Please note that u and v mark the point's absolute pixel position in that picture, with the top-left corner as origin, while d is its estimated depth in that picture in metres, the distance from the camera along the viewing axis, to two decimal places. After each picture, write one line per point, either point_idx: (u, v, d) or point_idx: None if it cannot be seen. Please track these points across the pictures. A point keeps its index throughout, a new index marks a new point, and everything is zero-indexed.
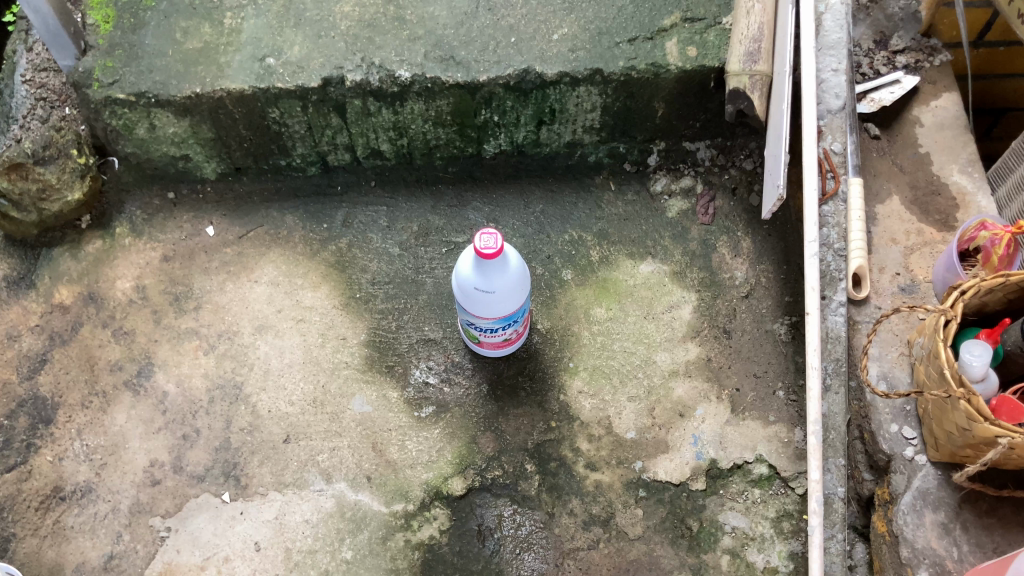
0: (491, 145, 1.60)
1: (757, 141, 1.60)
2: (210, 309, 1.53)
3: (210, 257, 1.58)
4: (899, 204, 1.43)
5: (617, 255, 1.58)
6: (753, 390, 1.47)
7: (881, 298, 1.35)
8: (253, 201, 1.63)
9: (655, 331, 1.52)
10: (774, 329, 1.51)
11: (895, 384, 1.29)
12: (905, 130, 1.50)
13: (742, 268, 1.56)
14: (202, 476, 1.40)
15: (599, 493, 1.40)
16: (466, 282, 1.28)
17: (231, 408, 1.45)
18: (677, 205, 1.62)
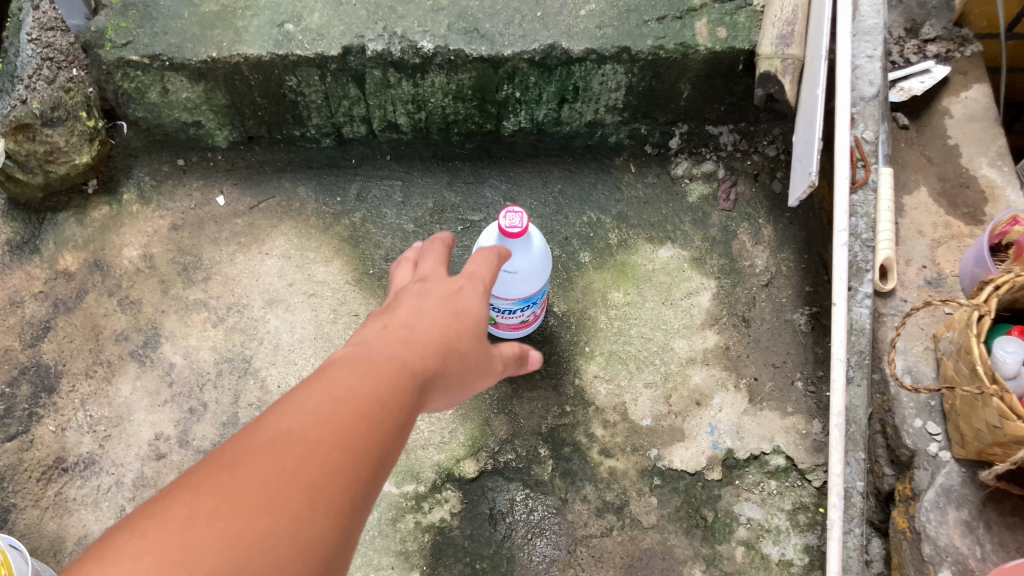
0: (511, 122, 1.56)
1: (781, 128, 1.57)
2: (220, 281, 1.50)
3: (220, 227, 1.54)
4: (926, 195, 1.40)
5: (636, 239, 1.55)
6: (772, 380, 1.44)
7: (906, 291, 1.33)
8: (265, 171, 1.59)
9: (673, 317, 1.49)
10: (794, 319, 1.48)
11: (919, 378, 1.27)
12: (934, 120, 1.47)
13: (763, 256, 1.53)
14: (208, 451, 1.37)
15: (614, 480, 1.38)
16: None
17: (239, 382, 1.42)
18: (699, 189, 1.59)
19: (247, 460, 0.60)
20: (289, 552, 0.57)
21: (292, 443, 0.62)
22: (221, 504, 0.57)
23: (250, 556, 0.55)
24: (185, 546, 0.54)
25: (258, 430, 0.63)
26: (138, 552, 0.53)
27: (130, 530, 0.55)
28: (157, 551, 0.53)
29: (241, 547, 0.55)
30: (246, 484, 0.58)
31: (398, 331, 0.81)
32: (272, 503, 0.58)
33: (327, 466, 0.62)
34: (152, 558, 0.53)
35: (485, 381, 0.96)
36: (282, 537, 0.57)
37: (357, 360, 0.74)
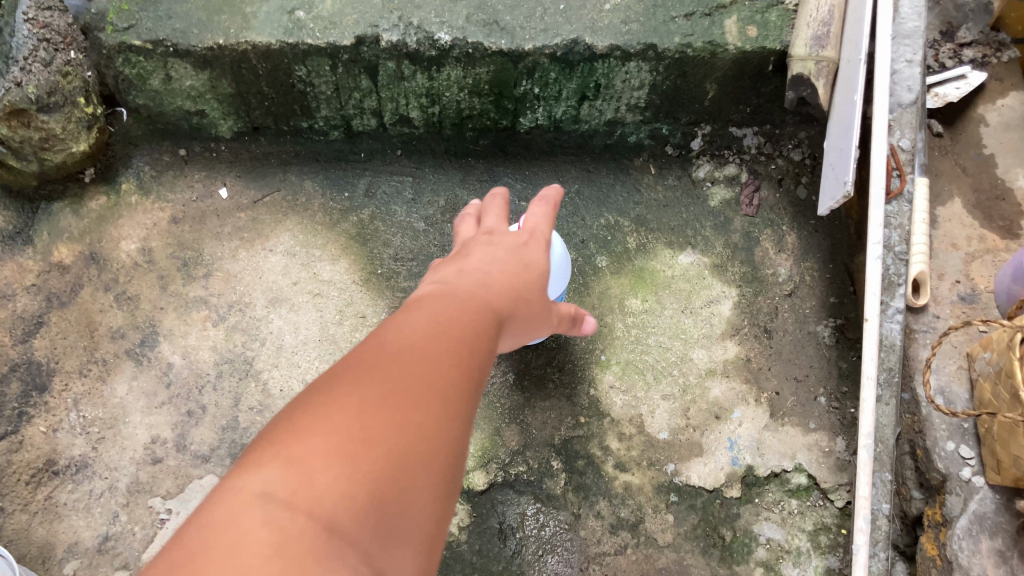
0: (527, 119, 1.49)
1: (806, 131, 1.51)
2: (221, 278, 1.43)
3: (222, 221, 1.48)
4: (960, 207, 1.35)
5: (655, 244, 1.49)
6: (794, 395, 1.39)
7: (939, 307, 1.28)
8: (271, 163, 1.53)
9: (693, 326, 1.43)
10: (817, 332, 1.43)
11: (952, 400, 1.22)
12: (970, 129, 1.42)
13: (786, 265, 1.47)
14: (207, 457, 1.32)
15: (629, 496, 1.33)
16: None
17: (241, 384, 1.36)
18: (721, 193, 1.53)
19: (375, 368, 0.66)
20: (424, 444, 0.63)
21: (407, 359, 0.69)
22: (366, 401, 0.63)
23: (400, 445, 0.61)
24: (346, 435, 0.59)
25: (375, 348, 0.70)
26: (306, 441, 0.59)
27: (288, 426, 0.61)
28: (324, 438, 0.59)
29: (388, 435, 0.61)
30: (380, 386, 0.65)
31: (474, 278, 0.89)
32: (406, 402, 0.64)
33: (439, 378, 0.69)
34: (321, 443, 0.58)
35: (541, 331, 1.05)
36: (418, 428, 0.63)
37: (444, 300, 0.82)
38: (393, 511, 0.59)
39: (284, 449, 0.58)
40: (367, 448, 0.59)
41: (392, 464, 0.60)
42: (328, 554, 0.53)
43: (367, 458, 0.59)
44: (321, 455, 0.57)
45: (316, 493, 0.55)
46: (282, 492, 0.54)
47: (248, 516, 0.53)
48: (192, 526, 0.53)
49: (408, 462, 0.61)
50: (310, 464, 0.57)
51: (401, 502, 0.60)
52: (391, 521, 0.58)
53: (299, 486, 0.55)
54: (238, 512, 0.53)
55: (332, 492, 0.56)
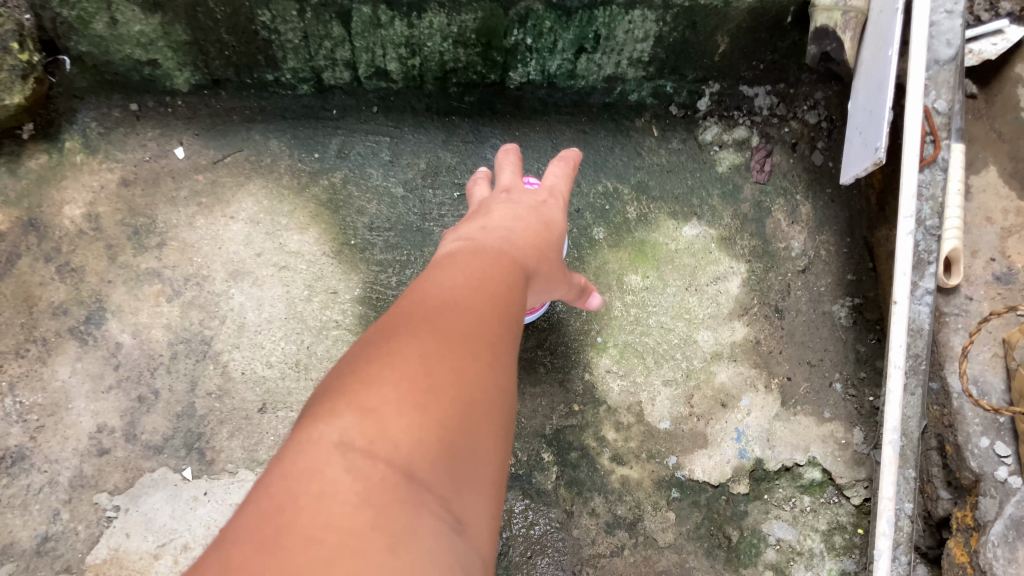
0: (518, 73, 1.35)
1: (823, 92, 1.38)
2: (176, 248, 1.29)
3: (178, 185, 1.33)
4: (995, 176, 1.22)
5: (657, 213, 1.36)
6: (807, 381, 1.27)
7: (972, 287, 1.16)
8: (232, 119, 1.37)
9: (698, 305, 1.31)
10: (833, 312, 1.31)
11: (986, 391, 1.10)
12: (1007, 90, 1.27)
13: (799, 238, 1.35)
14: (160, 447, 1.19)
15: (626, 492, 1.21)
16: None
17: (198, 366, 1.23)
18: (730, 158, 1.39)
19: (437, 318, 0.74)
20: (484, 390, 0.72)
21: (462, 312, 0.77)
22: (426, 357, 0.69)
23: (459, 397, 0.68)
24: (413, 388, 0.66)
25: (432, 296, 0.79)
26: (374, 396, 0.65)
27: (360, 376, 0.67)
28: (390, 395, 0.65)
29: (454, 381, 0.69)
30: (441, 337, 0.72)
31: (501, 227, 0.97)
32: (467, 351, 0.72)
33: (492, 325, 0.78)
34: (390, 399, 0.64)
35: (561, 291, 1.09)
36: (479, 378, 0.71)
37: (481, 252, 0.89)
38: (459, 456, 0.66)
39: (353, 406, 0.64)
40: (428, 406, 0.65)
41: (459, 411, 0.68)
42: (407, 497, 0.60)
43: (430, 411, 0.65)
44: (393, 407, 0.64)
45: (390, 444, 0.62)
46: (360, 443, 0.61)
47: (331, 467, 0.59)
48: (277, 479, 0.59)
49: (475, 405, 0.69)
50: (383, 416, 0.63)
51: (462, 449, 0.67)
52: (458, 465, 0.65)
53: (372, 443, 0.61)
54: (319, 472, 0.58)
55: (405, 441, 0.62)
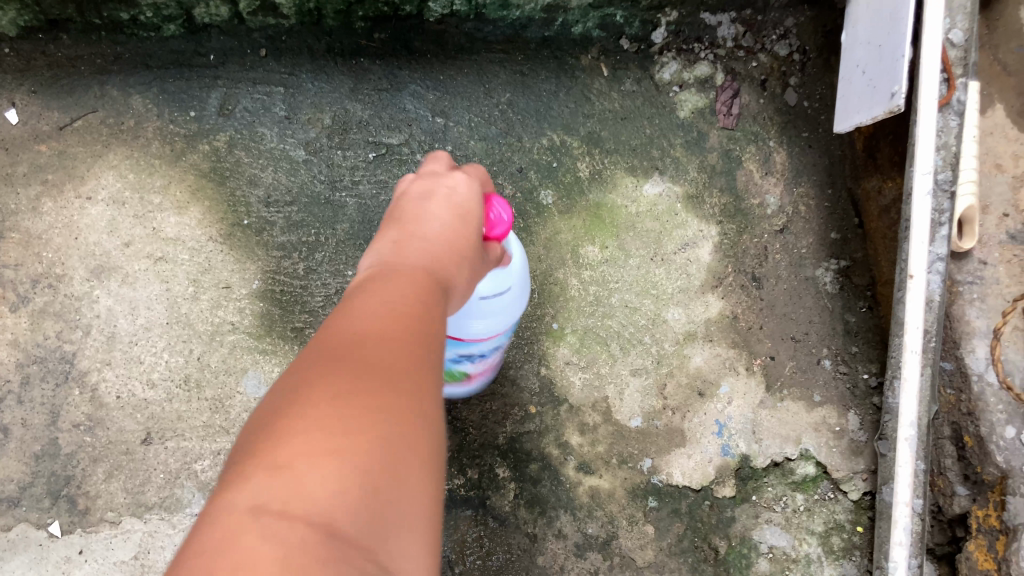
0: (440, 3, 1.08)
1: (794, 17, 1.17)
2: (19, 242, 1.02)
3: (14, 159, 1.05)
4: (1004, 116, 1.06)
5: (612, 170, 1.15)
6: (792, 360, 1.10)
7: (986, 250, 1.00)
8: (79, 71, 1.08)
9: (665, 278, 1.12)
10: (816, 277, 1.13)
11: (1009, 371, 0.95)
12: (1009, 12, 1.09)
13: (775, 192, 1.16)
14: (18, 498, 0.95)
15: (597, 507, 1.04)
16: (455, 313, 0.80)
17: (59, 393, 0.98)
18: (691, 101, 1.18)
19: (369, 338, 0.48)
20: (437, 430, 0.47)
21: (408, 327, 0.50)
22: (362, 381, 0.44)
23: (411, 436, 0.44)
24: (341, 418, 0.41)
25: (344, 316, 0.50)
26: (286, 436, 0.40)
27: (266, 417, 0.43)
28: (317, 435, 0.40)
29: (405, 411, 0.44)
30: (381, 360, 0.46)
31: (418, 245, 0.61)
32: (418, 377, 0.47)
33: (439, 348, 0.51)
34: (307, 438, 0.40)
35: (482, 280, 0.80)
36: (433, 412, 0.47)
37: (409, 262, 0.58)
38: (412, 499, 0.42)
39: (264, 456, 0.39)
40: (368, 451, 0.41)
41: (410, 438, 0.43)
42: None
43: (375, 455, 0.41)
44: (315, 449, 0.39)
45: (316, 501, 0.37)
46: (275, 505, 0.37)
47: (234, 548, 0.35)
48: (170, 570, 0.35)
49: (429, 450, 0.45)
50: (305, 464, 0.39)
51: (415, 507, 0.42)
52: (411, 528, 0.41)
53: (291, 500, 0.37)
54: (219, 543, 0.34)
55: (335, 492, 0.38)
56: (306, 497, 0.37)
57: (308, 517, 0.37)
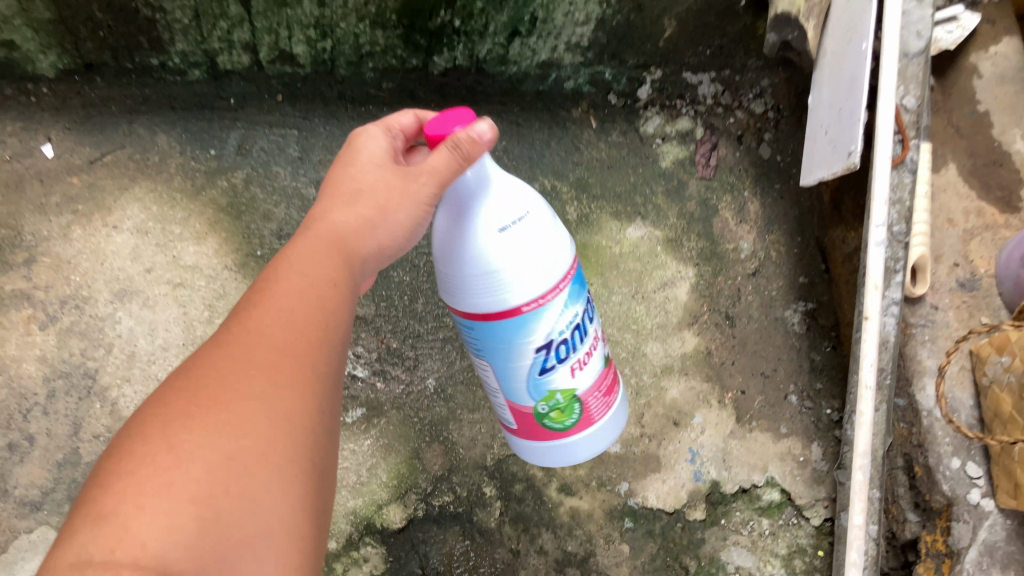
0: (443, 58, 1.17)
1: (769, 78, 1.24)
2: (50, 265, 1.11)
3: (47, 189, 1.15)
4: (955, 175, 1.17)
5: (598, 214, 1.25)
6: (761, 395, 1.19)
7: (937, 296, 1.09)
8: (110, 110, 1.18)
9: (645, 314, 1.21)
10: (786, 318, 1.22)
11: (955, 407, 1.04)
12: (961, 82, 1.21)
13: (749, 238, 1.25)
14: (38, 504, 1.01)
15: (576, 526, 1.12)
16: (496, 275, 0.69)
17: (80, 406, 1.05)
18: (672, 152, 1.29)
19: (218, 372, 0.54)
20: (291, 453, 0.53)
21: (261, 357, 0.55)
22: (201, 426, 0.50)
23: (246, 470, 0.50)
24: (168, 463, 0.47)
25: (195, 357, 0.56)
26: (114, 486, 0.46)
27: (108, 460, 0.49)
28: (145, 488, 0.46)
29: (236, 449, 0.50)
30: (222, 399, 0.52)
31: (305, 247, 0.66)
32: (263, 408, 0.53)
33: (303, 371, 0.57)
34: (131, 487, 0.46)
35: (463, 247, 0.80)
36: (281, 440, 0.52)
37: (294, 267, 0.63)
38: (249, 522, 0.48)
39: (93, 507, 0.45)
40: (199, 497, 0.47)
41: (240, 469, 0.49)
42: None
43: (207, 498, 0.47)
44: (133, 496, 0.45)
45: (138, 542, 0.43)
46: (100, 555, 0.42)
47: None
48: None
49: (274, 481, 0.51)
50: (133, 513, 0.44)
51: (251, 542, 0.48)
52: (252, 558, 0.48)
53: (118, 550, 0.43)
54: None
55: (155, 533, 0.44)
56: (133, 544, 0.43)
57: (133, 565, 0.42)
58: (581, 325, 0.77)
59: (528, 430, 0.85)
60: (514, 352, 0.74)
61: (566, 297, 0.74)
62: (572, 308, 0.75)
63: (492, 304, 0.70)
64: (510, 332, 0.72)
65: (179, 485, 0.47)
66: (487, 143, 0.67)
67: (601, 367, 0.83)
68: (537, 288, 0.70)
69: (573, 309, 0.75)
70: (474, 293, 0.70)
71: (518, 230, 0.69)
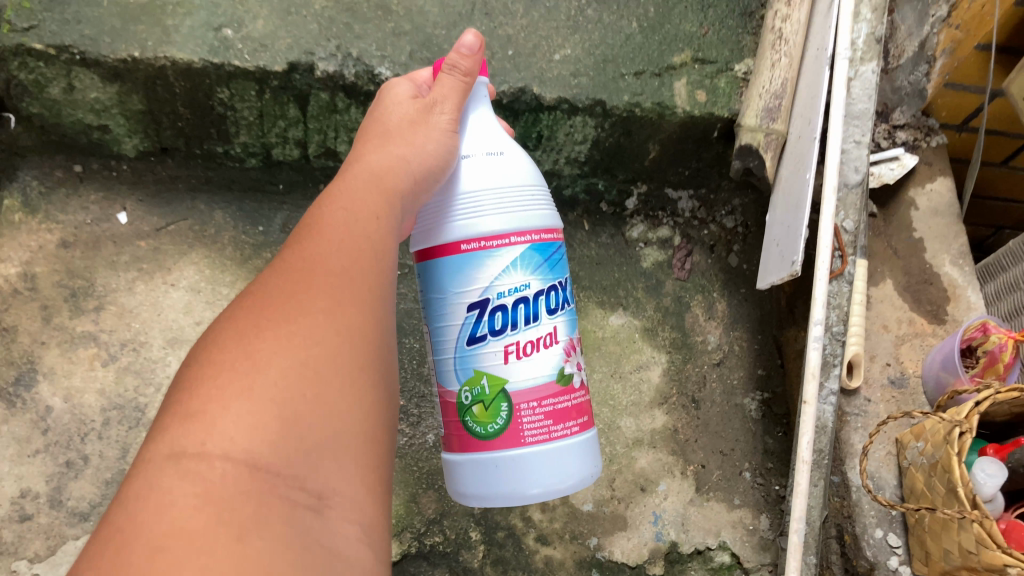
0: None
1: (740, 198, 1.45)
2: (114, 313, 1.30)
3: (118, 249, 1.34)
4: (892, 289, 1.36)
5: (586, 302, 1.44)
6: (719, 469, 1.36)
7: (870, 390, 1.28)
8: (177, 187, 1.38)
9: (622, 393, 1.39)
10: (744, 404, 1.40)
11: (880, 485, 1.21)
12: (901, 211, 1.42)
13: (715, 332, 1.44)
14: (86, 514, 1.19)
15: (549, 571, 1.27)
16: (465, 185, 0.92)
17: (130, 434, 1.24)
18: (653, 255, 1.49)
19: (280, 294, 0.70)
20: (346, 352, 0.69)
21: (317, 278, 0.72)
22: (268, 339, 0.66)
23: (309, 370, 0.66)
24: (244, 370, 0.64)
25: (269, 283, 0.72)
26: (207, 395, 0.63)
27: (202, 366, 0.65)
28: (228, 393, 0.62)
29: (299, 356, 0.66)
30: (283, 315, 0.68)
31: (352, 187, 0.83)
32: (320, 319, 0.69)
33: (352, 288, 0.73)
34: (216, 394, 0.62)
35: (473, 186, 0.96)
36: (337, 345, 0.69)
37: (348, 211, 0.79)
38: (315, 412, 0.65)
39: (188, 409, 0.62)
40: (273, 398, 0.63)
41: (301, 368, 0.65)
42: (261, 494, 0.59)
43: (278, 395, 0.63)
44: (219, 401, 0.62)
45: (224, 439, 0.60)
46: (194, 448, 0.59)
47: (161, 482, 0.58)
48: (131, 491, 0.59)
49: (332, 378, 0.67)
50: (219, 414, 0.61)
51: (316, 429, 0.64)
52: (321, 440, 0.64)
53: (208, 443, 0.60)
54: (151, 487, 0.57)
55: (235, 430, 0.60)
56: (220, 438, 0.60)
57: (221, 459, 0.59)
58: (523, 304, 0.91)
59: (461, 439, 0.94)
60: (452, 299, 0.91)
61: (514, 258, 0.90)
62: (515, 275, 0.90)
63: (450, 234, 0.90)
64: (451, 271, 0.90)
65: (256, 387, 0.63)
66: (476, 55, 0.94)
67: (547, 382, 0.92)
68: (490, 227, 0.89)
69: (517, 278, 0.90)
70: (443, 216, 0.91)
71: (495, 160, 0.93)
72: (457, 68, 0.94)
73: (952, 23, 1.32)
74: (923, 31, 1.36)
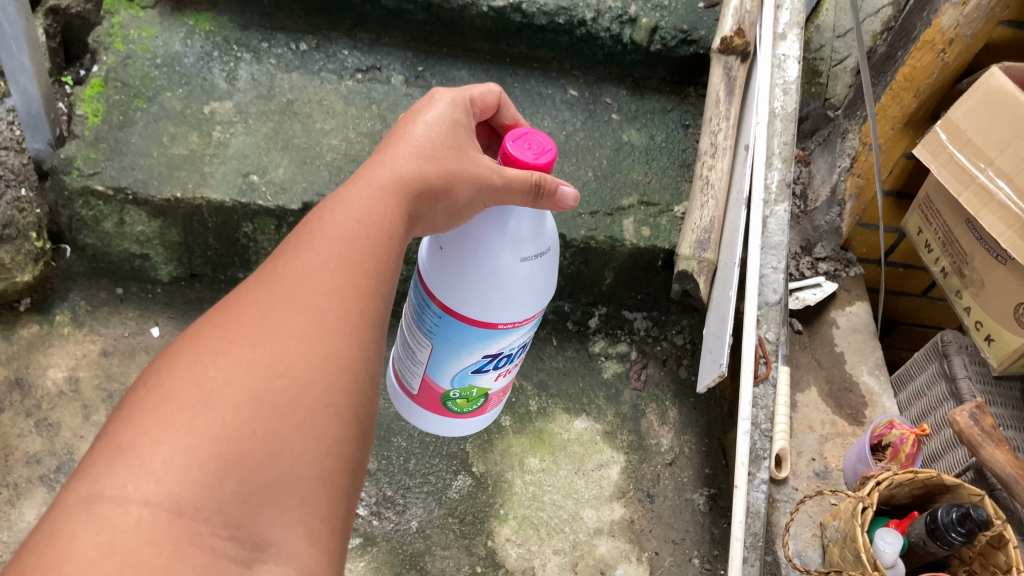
0: None
1: (688, 318, 1.75)
2: None
3: (150, 358, 1.55)
4: (816, 395, 1.58)
5: (553, 407, 1.65)
6: (671, 555, 1.51)
7: (798, 480, 1.47)
8: (202, 307, 1.63)
9: (584, 487, 1.56)
10: (693, 498, 1.58)
11: (806, 561, 1.38)
12: (824, 329, 1.67)
13: (667, 436, 1.64)
14: None
15: None
16: (516, 275, 1.00)
17: None
18: (613, 367, 1.72)
19: (242, 328, 0.73)
20: (303, 394, 0.71)
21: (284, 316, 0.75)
22: (220, 375, 0.69)
23: (255, 416, 0.68)
24: (190, 409, 0.66)
25: (239, 314, 0.75)
26: (141, 429, 0.64)
27: (147, 394, 0.67)
28: (164, 428, 0.64)
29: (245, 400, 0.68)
30: (242, 352, 0.71)
31: (340, 222, 0.84)
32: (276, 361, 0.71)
33: (319, 329, 0.75)
34: (152, 431, 0.64)
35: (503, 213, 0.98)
36: (298, 384, 0.71)
37: (325, 253, 0.81)
38: (258, 458, 0.66)
39: (119, 444, 0.63)
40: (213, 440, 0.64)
41: (249, 412, 0.67)
42: (179, 543, 0.59)
43: (220, 436, 0.65)
44: (151, 440, 0.63)
45: (148, 481, 0.61)
46: (113, 490, 0.60)
47: (73, 521, 0.59)
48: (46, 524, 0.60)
49: (280, 417, 0.69)
50: (148, 452, 0.62)
51: (255, 473, 0.65)
52: (260, 486, 0.65)
53: (130, 485, 0.60)
54: (60, 534, 0.58)
55: (163, 470, 0.62)
56: (144, 479, 0.61)
57: (142, 504, 0.60)
58: (519, 348, 1.14)
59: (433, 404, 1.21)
60: (474, 349, 1.09)
61: (528, 327, 1.09)
62: (524, 334, 1.11)
63: (489, 311, 1.03)
64: (480, 335, 1.06)
65: (196, 424, 0.65)
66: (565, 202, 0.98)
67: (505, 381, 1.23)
68: (519, 315, 1.05)
69: (525, 335, 1.11)
70: (485, 289, 1.00)
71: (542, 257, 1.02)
72: (540, 189, 0.95)
73: (855, 171, 1.61)
74: (835, 178, 1.68)
